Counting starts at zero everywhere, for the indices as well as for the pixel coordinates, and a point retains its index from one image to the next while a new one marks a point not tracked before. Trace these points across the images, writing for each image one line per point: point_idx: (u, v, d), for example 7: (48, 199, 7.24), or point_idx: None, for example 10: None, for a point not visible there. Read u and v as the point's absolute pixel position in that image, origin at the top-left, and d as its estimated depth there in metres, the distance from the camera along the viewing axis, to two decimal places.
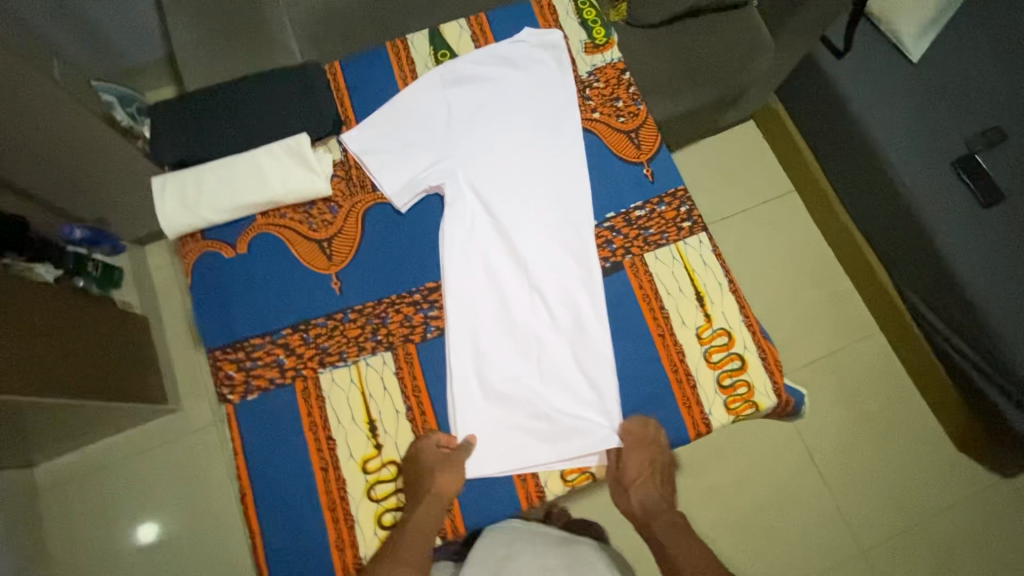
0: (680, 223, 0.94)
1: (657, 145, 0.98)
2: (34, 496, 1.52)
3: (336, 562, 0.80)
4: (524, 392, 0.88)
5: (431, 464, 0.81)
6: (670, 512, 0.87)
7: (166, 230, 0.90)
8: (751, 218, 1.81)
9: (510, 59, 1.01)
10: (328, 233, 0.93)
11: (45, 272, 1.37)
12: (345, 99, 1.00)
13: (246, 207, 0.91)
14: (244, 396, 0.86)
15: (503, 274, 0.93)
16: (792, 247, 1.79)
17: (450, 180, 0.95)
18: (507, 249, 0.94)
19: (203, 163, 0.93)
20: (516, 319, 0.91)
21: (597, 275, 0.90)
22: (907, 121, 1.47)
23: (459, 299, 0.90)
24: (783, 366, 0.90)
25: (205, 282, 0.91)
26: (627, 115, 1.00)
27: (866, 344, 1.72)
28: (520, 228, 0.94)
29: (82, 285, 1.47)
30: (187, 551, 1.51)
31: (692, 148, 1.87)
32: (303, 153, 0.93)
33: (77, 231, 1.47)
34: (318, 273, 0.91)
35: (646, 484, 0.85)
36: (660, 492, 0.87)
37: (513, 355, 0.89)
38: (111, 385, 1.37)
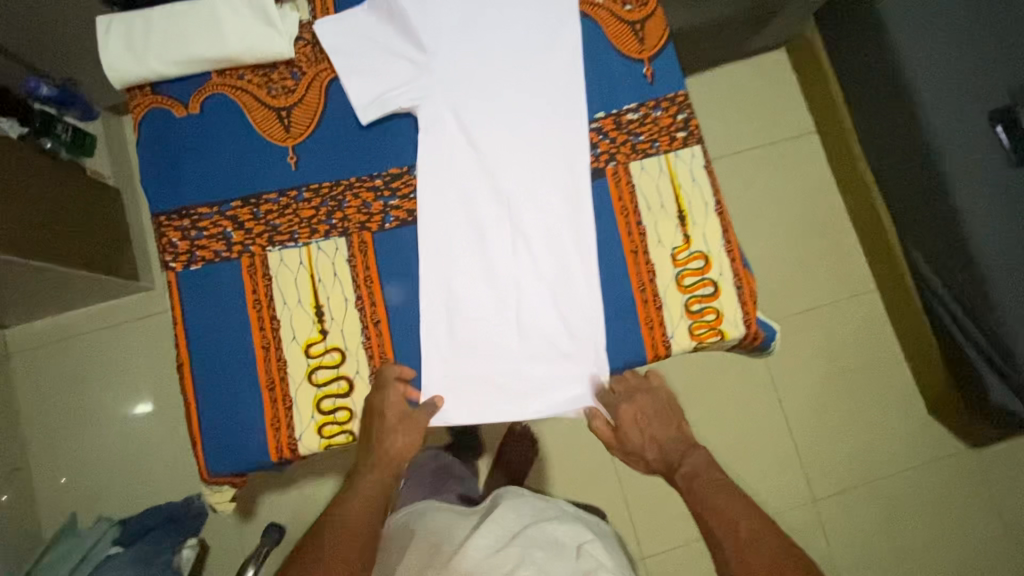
0: (674, 132, 0.86)
1: (663, 41, 0.88)
2: (6, 357, 1.54)
3: (270, 440, 0.79)
4: (492, 333, 0.82)
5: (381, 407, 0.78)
6: (695, 455, 0.91)
7: (111, 78, 0.82)
8: (762, 156, 1.73)
9: None
10: (288, 101, 0.85)
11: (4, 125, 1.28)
12: None
13: (198, 61, 0.83)
14: (187, 266, 0.81)
15: (477, 182, 0.85)
16: (799, 193, 1.71)
17: (427, 100, 0.84)
18: (484, 152, 0.85)
19: (156, 7, 0.83)
20: (486, 235, 0.84)
21: (586, 218, 0.84)
22: (954, 49, 1.27)
23: (428, 207, 0.84)
24: (758, 298, 0.84)
25: (154, 142, 0.84)
26: (634, 4, 0.88)
27: (860, 301, 1.67)
28: (506, 162, 0.85)
29: (49, 146, 1.39)
30: (157, 426, 1.54)
31: (714, 75, 1.74)
32: (266, 8, 0.83)
33: (44, 87, 1.35)
34: (274, 145, 0.84)
35: (653, 428, 0.92)
36: (672, 437, 0.93)
37: (484, 299, 0.83)
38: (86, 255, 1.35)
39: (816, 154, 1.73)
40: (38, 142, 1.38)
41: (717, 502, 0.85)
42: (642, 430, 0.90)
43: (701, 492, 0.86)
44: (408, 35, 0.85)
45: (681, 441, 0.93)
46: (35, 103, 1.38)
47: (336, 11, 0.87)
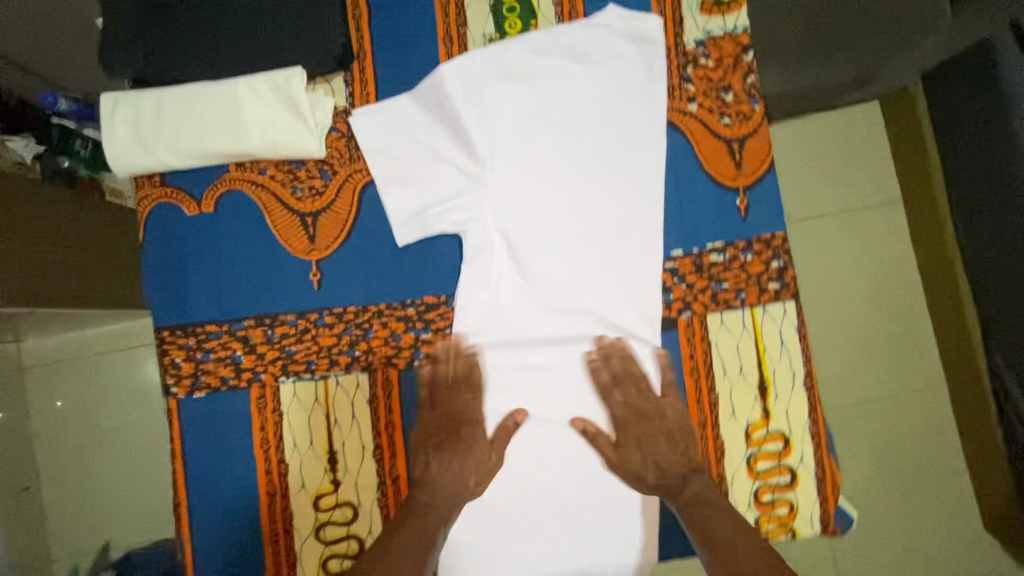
0: (765, 282, 0.72)
1: (764, 166, 0.72)
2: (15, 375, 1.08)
3: None
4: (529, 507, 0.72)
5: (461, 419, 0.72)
6: (699, 477, 0.68)
7: (114, 166, 0.71)
8: (841, 218, 1.11)
9: (589, 52, 0.73)
10: (315, 205, 0.73)
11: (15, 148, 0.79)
12: (366, 50, 0.74)
13: (215, 155, 0.71)
14: (190, 392, 0.72)
15: (522, 323, 0.73)
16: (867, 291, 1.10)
17: (477, 222, 0.73)
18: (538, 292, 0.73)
19: (169, 85, 0.71)
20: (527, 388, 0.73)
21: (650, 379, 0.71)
22: None
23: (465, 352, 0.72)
24: (840, 490, 0.71)
25: (161, 241, 0.73)
26: (733, 116, 0.72)
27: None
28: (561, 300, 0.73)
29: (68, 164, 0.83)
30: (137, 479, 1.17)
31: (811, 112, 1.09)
32: (294, 95, 0.70)
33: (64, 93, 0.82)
34: (296, 258, 0.73)
35: (654, 446, 0.70)
36: (677, 454, 0.70)
37: (523, 466, 0.72)
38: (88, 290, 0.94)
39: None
40: (56, 163, 0.83)
41: (726, 548, 0.63)
42: (634, 445, 0.71)
43: (709, 532, 0.64)
44: (460, 141, 0.72)
45: (689, 460, 0.70)
46: (51, 118, 0.83)
47: (378, 99, 0.74)
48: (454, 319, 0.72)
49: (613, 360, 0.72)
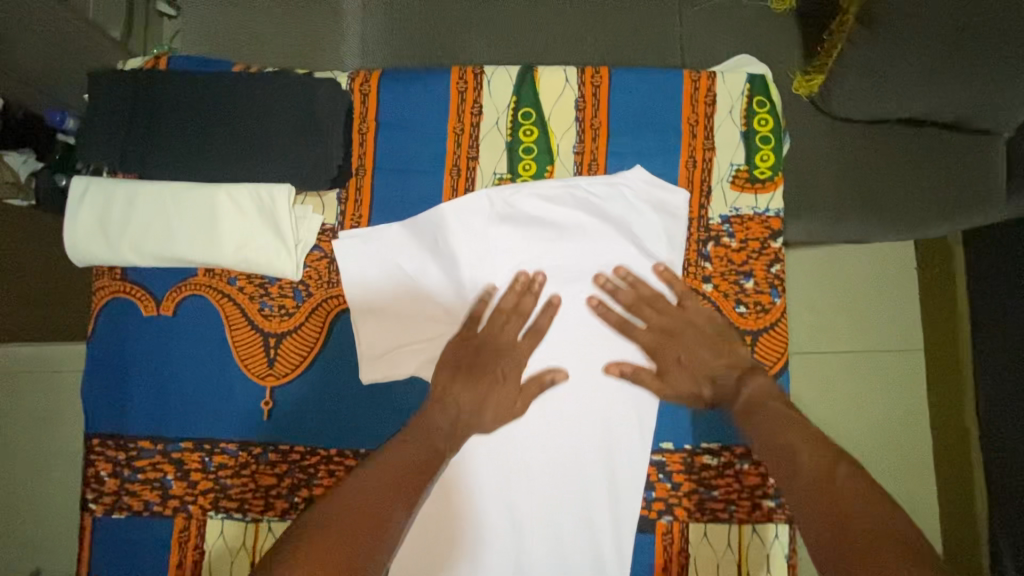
0: (760, 498, 0.64)
1: (777, 367, 0.65)
2: None
3: None
4: None
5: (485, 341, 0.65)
6: (753, 376, 0.62)
7: (74, 256, 0.66)
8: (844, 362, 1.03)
9: (602, 209, 0.67)
10: (280, 327, 0.67)
11: (12, 164, 0.89)
12: (365, 171, 0.69)
13: (181, 259, 0.65)
14: (109, 511, 0.65)
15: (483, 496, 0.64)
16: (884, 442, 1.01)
17: None
18: (509, 471, 0.64)
19: (147, 179, 0.66)
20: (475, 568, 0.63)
21: None
22: None
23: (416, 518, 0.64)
24: None
25: (111, 339, 0.68)
26: (750, 305, 0.66)
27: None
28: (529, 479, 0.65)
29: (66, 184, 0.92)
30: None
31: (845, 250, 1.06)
32: (276, 210, 0.64)
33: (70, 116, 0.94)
34: (249, 382, 0.67)
35: (700, 357, 0.64)
36: (723, 358, 0.64)
37: None
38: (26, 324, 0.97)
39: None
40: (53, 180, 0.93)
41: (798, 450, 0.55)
42: (678, 364, 0.65)
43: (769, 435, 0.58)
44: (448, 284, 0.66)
45: (738, 362, 0.63)
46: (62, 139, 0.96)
47: (370, 223, 0.68)
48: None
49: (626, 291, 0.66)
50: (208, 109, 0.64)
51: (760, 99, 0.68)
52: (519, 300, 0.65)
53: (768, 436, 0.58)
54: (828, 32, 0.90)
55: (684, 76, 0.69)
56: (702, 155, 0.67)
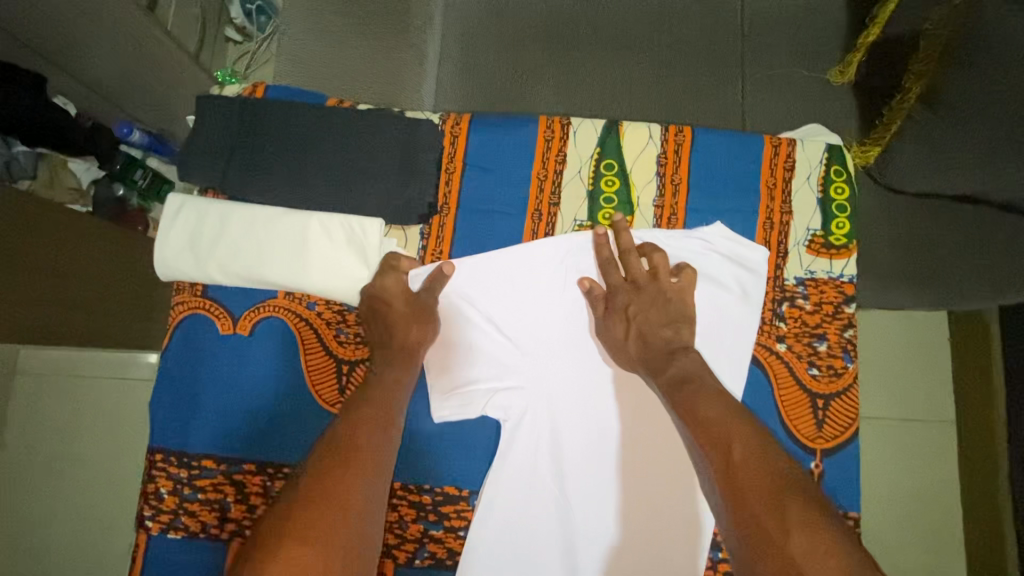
0: None
1: (847, 434, 0.65)
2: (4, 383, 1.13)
3: None
4: None
5: (401, 321, 0.64)
6: (688, 353, 0.62)
7: (159, 270, 0.67)
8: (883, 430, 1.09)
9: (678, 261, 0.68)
10: (354, 355, 0.67)
11: (77, 170, 1.07)
12: (448, 208, 0.70)
13: (265, 281, 0.66)
14: (165, 530, 0.64)
15: (543, 539, 0.64)
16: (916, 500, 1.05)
17: (518, 414, 0.66)
18: (570, 519, 0.64)
19: (239, 200, 0.67)
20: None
21: None
22: None
23: (477, 557, 0.63)
24: None
25: (183, 354, 0.68)
26: (822, 367, 0.66)
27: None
28: (592, 528, 0.65)
29: (120, 194, 1.11)
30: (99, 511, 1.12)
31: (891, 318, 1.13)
32: (365, 242, 0.66)
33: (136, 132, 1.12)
34: (318, 407, 0.67)
35: (645, 318, 0.64)
36: (667, 328, 0.63)
37: None
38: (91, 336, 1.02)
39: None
40: (110, 189, 1.10)
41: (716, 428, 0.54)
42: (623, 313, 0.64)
43: (695, 408, 0.57)
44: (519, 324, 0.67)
45: (679, 338, 0.63)
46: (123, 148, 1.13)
47: (449, 259, 0.70)
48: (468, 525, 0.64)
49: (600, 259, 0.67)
50: (309, 142, 0.67)
51: (837, 168, 0.70)
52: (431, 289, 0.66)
53: (688, 410, 0.57)
54: (886, 107, 0.93)
55: (764, 141, 0.71)
56: (779, 218, 0.69)
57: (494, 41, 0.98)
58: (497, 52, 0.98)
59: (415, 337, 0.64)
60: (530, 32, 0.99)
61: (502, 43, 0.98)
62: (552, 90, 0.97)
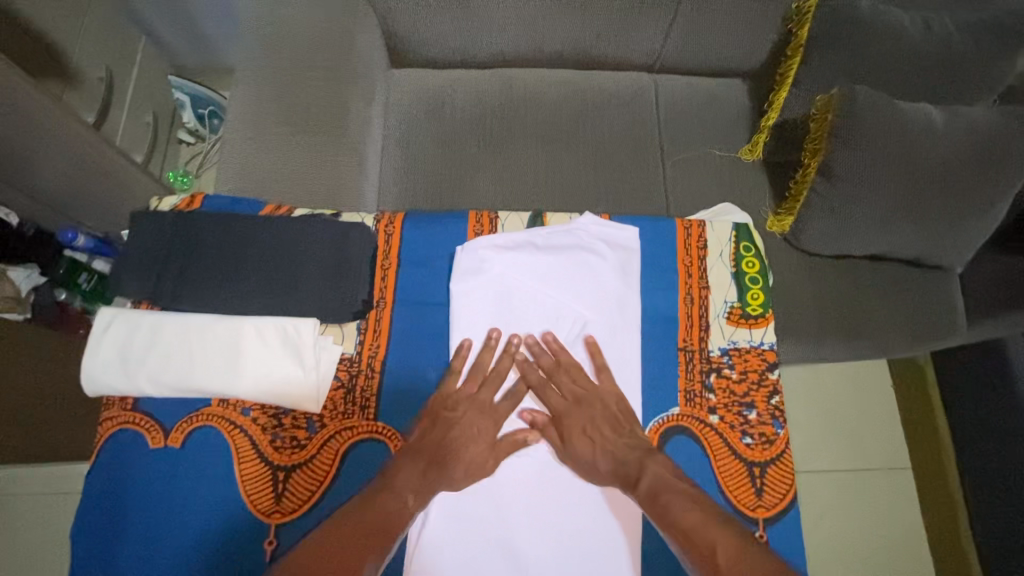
0: None
1: (787, 502, 0.66)
2: None
3: None
4: None
5: (476, 405, 0.67)
6: (652, 457, 0.64)
7: (87, 387, 0.65)
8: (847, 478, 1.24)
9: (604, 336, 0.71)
10: (290, 460, 0.66)
11: (16, 279, 1.04)
12: (386, 303, 0.72)
13: (198, 391, 0.66)
14: None
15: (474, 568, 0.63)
16: (882, 542, 1.19)
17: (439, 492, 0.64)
18: (508, 531, 0.64)
19: (173, 310, 0.68)
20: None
21: None
22: None
23: None
24: None
25: (108, 474, 0.65)
26: (755, 436, 0.68)
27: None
28: None
29: (62, 297, 1.13)
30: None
31: (814, 372, 1.32)
32: (300, 343, 0.67)
33: (83, 237, 1.12)
34: (252, 519, 0.64)
35: (601, 427, 0.67)
36: (626, 436, 0.66)
37: None
38: (18, 451, 1.00)
39: (911, 508, 1.22)
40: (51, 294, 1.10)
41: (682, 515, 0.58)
42: (580, 434, 0.67)
43: (662, 496, 0.60)
44: (511, 258, 0.73)
45: (638, 441, 0.66)
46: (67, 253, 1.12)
47: (387, 352, 0.71)
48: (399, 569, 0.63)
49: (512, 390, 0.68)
50: (244, 248, 0.69)
51: (745, 244, 0.76)
52: (494, 358, 0.70)
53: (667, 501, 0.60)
54: (792, 181, 1.02)
55: (677, 223, 0.77)
56: (698, 293, 0.73)
57: (432, 136, 1.05)
58: (435, 147, 1.04)
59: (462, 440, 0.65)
60: (465, 129, 1.06)
61: (439, 138, 1.05)
62: (487, 178, 1.03)
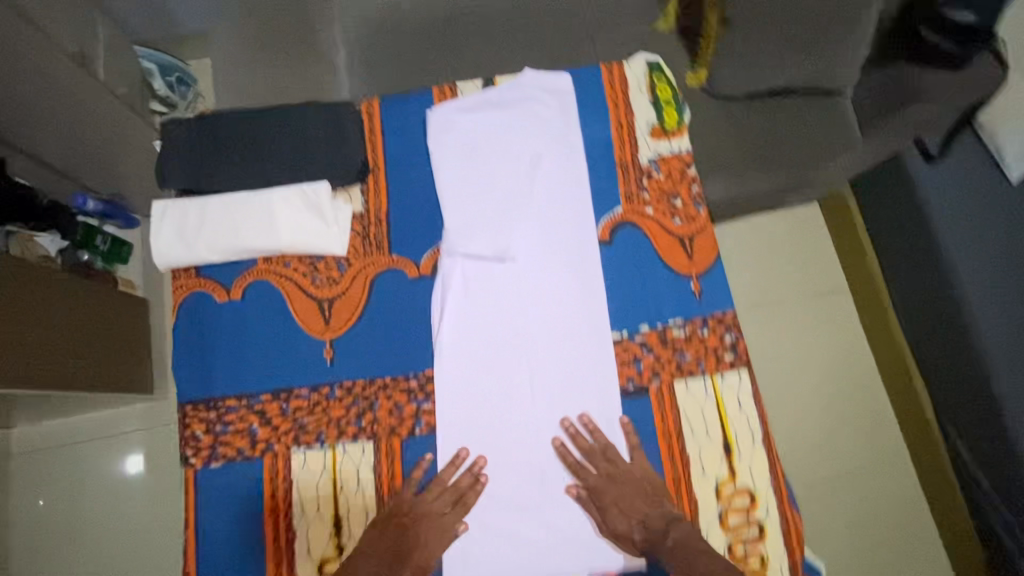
0: (720, 354, 0.83)
1: (711, 259, 0.87)
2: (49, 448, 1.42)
3: None
4: (512, 552, 0.78)
5: (426, 518, 0.77)
6: (680, 523, 0.77)
7: (158, 261, 0.82)
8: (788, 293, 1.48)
9: (556, 162, 0.89)
10: (330, 292, 0.84)
11: (44, 243, 1.26)
12: (379, 166, 0.89)
13: (247, 251, 0.83)
14: (207, 463, 0.78)
15: (466, 464, 0.80)
16: (819, 336, 1.45)
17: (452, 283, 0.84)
18: (510, 315, 0.84)
19: (213, 194, 0.84)
20: (510, 384, 0.82)
21: (623, 439, 0.81)
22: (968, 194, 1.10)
23: (458, 416, 0.81)
24: (805, 540, 0.79)
25: (190, 326, 0.83)
26: (683, 217, 0.88)
27: (899, 482, 1.35)
28: (546, 374, 0.83)
29: (86, 258, 1.33)
30: (152, 522, 1.38)
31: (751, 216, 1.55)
32: (320, 202, 0.84)
33: (91, 200, 1.30)
34: (311, 338, 0.83)
35: (633, 505, 0.78)
36: (656, 509, 0.78)
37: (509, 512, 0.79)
38: (75, 375, 1.18)
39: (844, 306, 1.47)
40: (75, 255, 1.30)
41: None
42: (611, 507, 0.78)
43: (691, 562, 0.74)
44: (472, 115, 0.91)
45: (664, 510, 0.78)
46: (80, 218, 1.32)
47: (388, 203, 0.88)
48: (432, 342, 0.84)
49: (464, 482, 0.79)
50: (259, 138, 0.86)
51: (659, 76, 0.94)
52: (456, 473, 0.79)
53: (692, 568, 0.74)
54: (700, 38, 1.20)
55: (603, 69, 0.95)
56: (625, 119, 0.92)
57: (391, 48, 1.20)
58: (396, 56, 1.19)
59: (423, 536, 0.77)
60: (419, 38, 1.21)
61: (398, 48, 1.20)
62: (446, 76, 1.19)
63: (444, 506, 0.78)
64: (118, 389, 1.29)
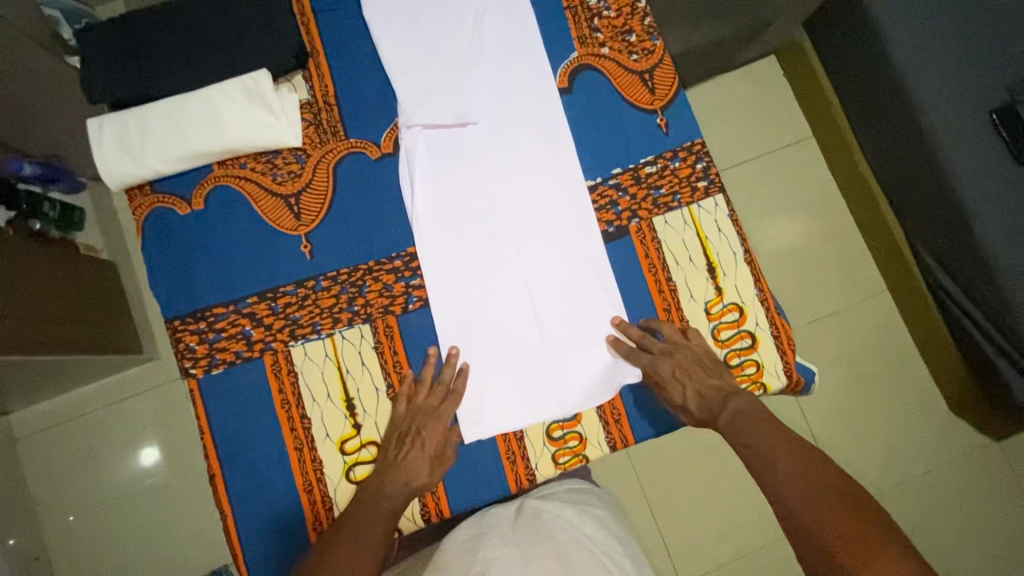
0: (695, 183, 0.83)
1: (673, 90, 0.85)
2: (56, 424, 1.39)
3: (308, 516, 0.78)
4: (522, 404, 0.79)
5: (426, 416, 0.77)
6: (737, 396, 0.76)
7: (108, 180, 0.79)
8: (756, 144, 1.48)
9: (501, 16, 0.85)
10: (295, 186, 0.82)
11: None
12: (319, 50, 0.85)
13: (198, 155, 0.79)
14: (209, 370, 0.79)
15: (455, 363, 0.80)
16: (791, 182, 1.46)
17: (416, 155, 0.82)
18: (481, 177, 0.83)
19: (149, 103, 0.80)
20: (496, 247, 0.81)
21: (611, 279, 0.82)
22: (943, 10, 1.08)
23: (447, 285, 0.81)
24: (796, 342, 0.82)
25: (159, 243, 0.81)
26: (640, 52, 0.85)
27: (881, 306, 1.41)
28: (527, 229, 0.82)
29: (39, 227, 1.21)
30: (178, 480, 1.38)
31: None
32: (262, 92, 0.80)
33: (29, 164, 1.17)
34: (284, 234, 0.81)
35: (693, 376, 0.77)
36: (714, 378, 0.78)
37: (512, 369, 0.80)
38: (75, 334, 1.18)
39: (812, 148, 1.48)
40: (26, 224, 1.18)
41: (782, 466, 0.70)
42: (672, 381, 0.77)
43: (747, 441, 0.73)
44: None
45: (724, 385, 0.78)
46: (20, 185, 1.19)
47: (335, 87, 0.84)
48: (406, 216, 0.82)
49: (461, 386, 0.78)
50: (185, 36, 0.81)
51: None
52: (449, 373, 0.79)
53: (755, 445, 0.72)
54: None
55: None
56: None
57: None
58: None
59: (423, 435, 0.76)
60: None
61: None
62: None
63: (438, 406, 0.77)
64: (113, 349, 1.28)
